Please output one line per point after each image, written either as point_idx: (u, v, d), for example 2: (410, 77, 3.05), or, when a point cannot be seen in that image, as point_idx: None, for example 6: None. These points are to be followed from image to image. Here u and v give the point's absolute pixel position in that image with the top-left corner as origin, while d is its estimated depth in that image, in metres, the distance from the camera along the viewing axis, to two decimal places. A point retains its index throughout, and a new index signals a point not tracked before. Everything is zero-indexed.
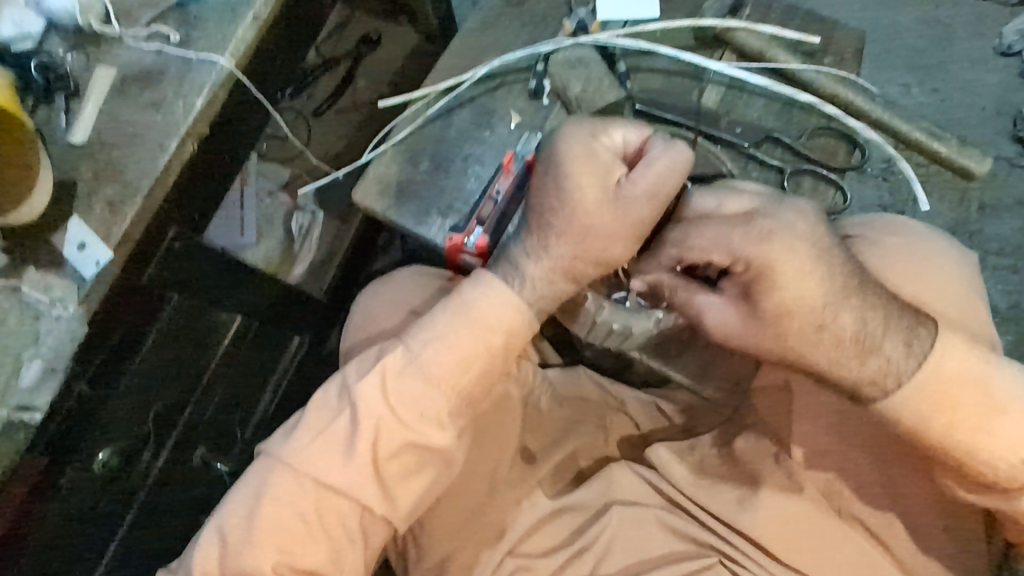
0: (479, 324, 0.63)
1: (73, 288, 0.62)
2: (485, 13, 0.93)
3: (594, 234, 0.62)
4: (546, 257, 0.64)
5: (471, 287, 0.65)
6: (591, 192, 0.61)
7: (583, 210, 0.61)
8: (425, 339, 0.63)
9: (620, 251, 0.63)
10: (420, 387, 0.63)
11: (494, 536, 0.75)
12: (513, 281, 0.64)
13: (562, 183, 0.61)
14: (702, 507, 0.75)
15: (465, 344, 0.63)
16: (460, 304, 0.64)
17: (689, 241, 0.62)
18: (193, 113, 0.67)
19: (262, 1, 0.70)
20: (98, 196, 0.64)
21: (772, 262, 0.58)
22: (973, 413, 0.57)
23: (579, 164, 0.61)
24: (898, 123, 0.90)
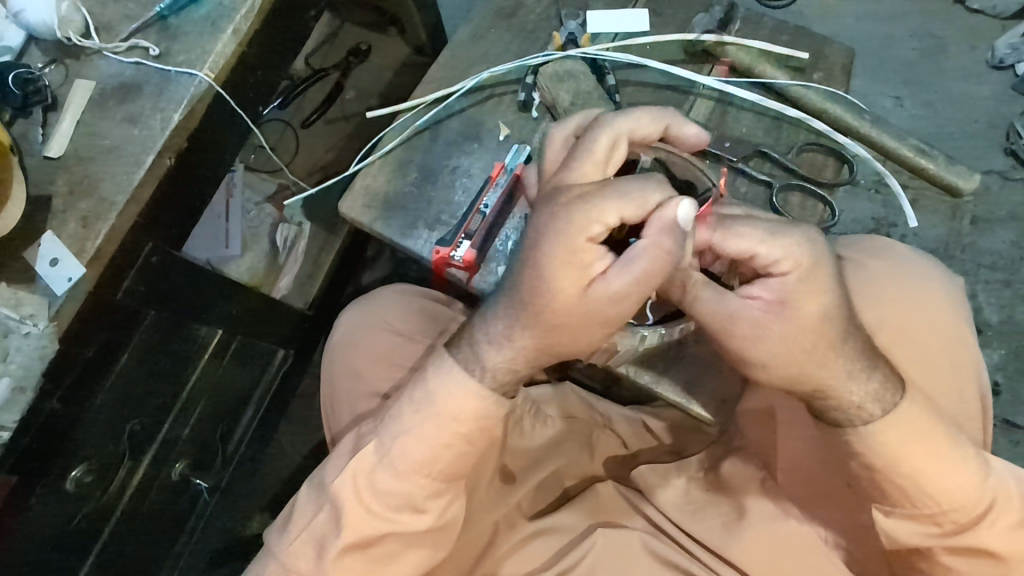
0: (447, 418, 0.59)
1: (44, 303, 0.61)
2: (475, 25, 0.92)
3: (561, 331, 0.56)
4: (506, 347, 0.57)
5: (435, 378, 0.59)
6: (562, 290, 0.54)
7: (552, 306, 0.55)
8: (395, 432, 0.60)
9: (584, 342, 0.57)
10: (393, 480, 0.61)
11: (474, 554, 0.75)
12: (471, 371, 0.58)
13: (536, 274, 0.55)
14: (685, 531, 0.75)
15: (433, 438, 0.59)
16: (427, 396, 0.59)
17: (738, 229, 0.55)
18: (169, 128, 0.66)
19: (243, 15, 0.70)
20: (73, 211, 0.63)
21: (812, 276, 0.55)
22: (932, 458, 0.57)
23: (556, 259, 0.54)
24: (886, 140, 0.88)
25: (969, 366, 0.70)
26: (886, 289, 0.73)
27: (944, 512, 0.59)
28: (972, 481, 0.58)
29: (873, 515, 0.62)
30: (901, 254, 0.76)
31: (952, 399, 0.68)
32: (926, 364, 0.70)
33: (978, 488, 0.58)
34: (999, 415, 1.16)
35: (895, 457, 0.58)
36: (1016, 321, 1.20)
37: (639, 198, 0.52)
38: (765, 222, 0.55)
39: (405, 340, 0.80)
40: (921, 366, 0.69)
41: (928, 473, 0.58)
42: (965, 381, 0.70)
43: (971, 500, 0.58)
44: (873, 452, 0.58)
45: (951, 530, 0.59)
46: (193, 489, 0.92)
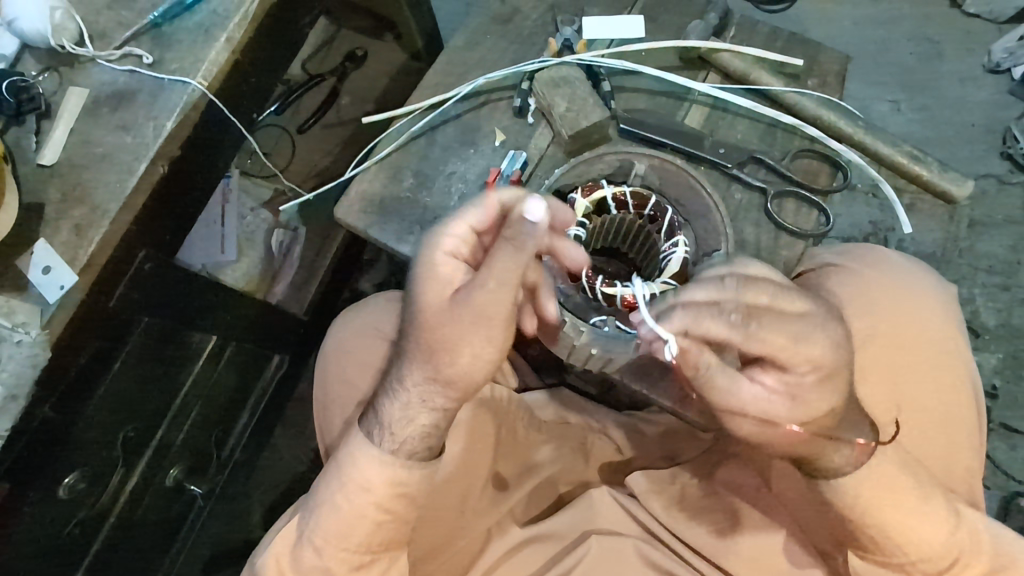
0: (353, 488, 0.59)
1: (36, 311, 0.61)
2: (470, 31, 0.93)
3: (438, 354, 0.56)
4: (400, 392, 0.59)
5: (343, 448, 0.61)
6: (427, 304, 0.56)
7: (425, 330, 0.56)
8: (312, 506, 0.62)
9: (468, 361, 0.56)
10: (312, 556, 0.61)
11: (466, 562, 0.75)
12: (373, 431, 0.60)
13: (409, 301, 0.58)
14: (678, 537, 0.75)
15: (343, 508, 0.59)
16: (335, 469, 0.61)
17: (764, 333, 0.51)
18: (162, 136, 0.66)
19: (236, 23, 0.70)
20: (66, 219, 0.63)
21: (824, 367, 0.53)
22: (904, 509, 0.58)
23: (418, 280, 0.57)
24: (881, 147, 0.88)
25: (959, 376, 0.71)
26: (881, 300, 0.73)
27: (912, 561, 0.60)
28: (941, 530, 0.59)
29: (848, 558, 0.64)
30: (897, 276, 0.75)
31: (936, 412, 0.70)
32: (916, 377, 0.71)
33: (948, 539, 0.59)
34: (997, 419, 1.16)
35: (868, 505, 0.58)
36: (1013, 325, 1.20)
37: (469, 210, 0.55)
38: (793, 326, 0.52)
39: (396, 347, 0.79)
40: (910, 375, 0.71)
41: (898, 525, 0.58)
42: (959, 391, 0.71)
43: (939, 552, 0.59)
44: (844, 504, 0.59)
45: None
46: (186, 495, 0.91)
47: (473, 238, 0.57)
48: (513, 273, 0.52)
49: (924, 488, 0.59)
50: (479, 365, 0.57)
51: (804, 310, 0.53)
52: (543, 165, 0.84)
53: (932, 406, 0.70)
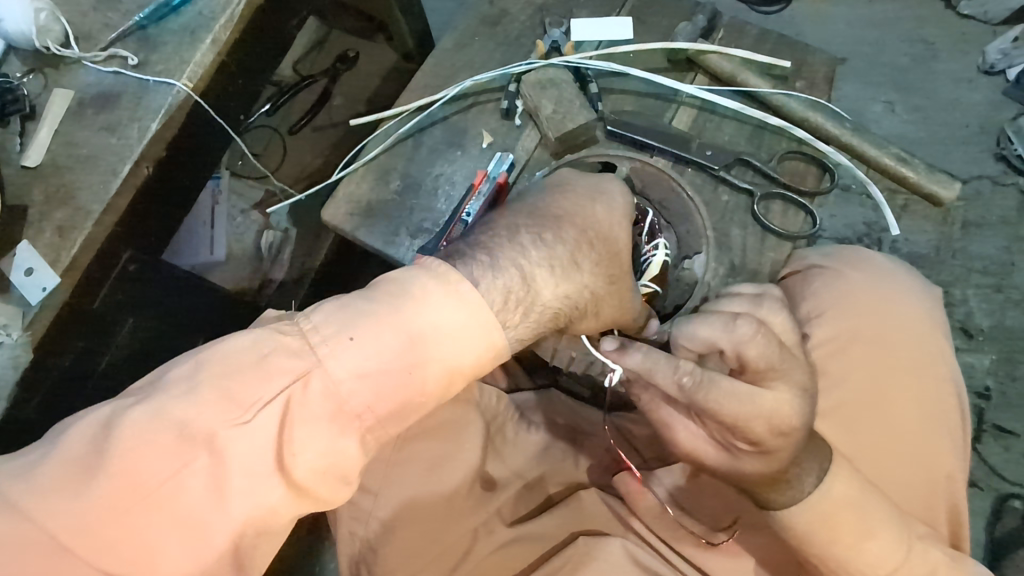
0: (433, 362, 0.48)
1: (18, 313, 0.61)
2: (459, 32, 0.93)
3: (619, 284, 0.60)
4: (571, 281, 0.56)
5: (444, 305, 0.48)
6: (624, 238, 0.61)
7: (622, 262, 0.60)
8: (354, 369, 0.46)
9: (620, 313, 0.62)
10: (330, 430, 0.46)
11: (455, 559, 0.74)
12: (522, 305, 0.53)
13: (612, 228, 0.60)
14: (659, 536, 0.76)
15: (407, 385, 0.48)
16: (416, 333, 0.47)
17: (713, 403, 0.51)
18: (147, 137, 0.66)
19: (221, 25, 0.70)
20: (48, 220, 0.63)
21: (773, 425, 0.52)
22: (852, 535, 0.58)
23: (626, 227, 0.62)
24: (867, 149, 0.87)
25: (940, 382, 0.71)
26: (864, 304, 0.73)
27: None
28: (889, 561, 0.59)
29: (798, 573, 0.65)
30: (881, 283, 0.74)
31: (914, 414, 0.70)
32: (894, 382, 0.70)
33: (897, 567, 0.59)
34: (990, 420, 1.16)
35: (822, 523, 0.57)
36: (1008, 326, 1.20)
37: None
38: (746, 403, 0.51)
39: None
40: (890, 378, 0.71)
41: (847, 552, 0.58)
42: (940, 402, 0.71)
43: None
44: (787, 533, 0.59)
45: None
46: None
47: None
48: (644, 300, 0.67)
49: (871, 524, 0.58)
50: (616, 319, 0.62)
51: (772, 386, 0.53)
52: (529, 168, 0.84)
53: (910, 408, 0.70)
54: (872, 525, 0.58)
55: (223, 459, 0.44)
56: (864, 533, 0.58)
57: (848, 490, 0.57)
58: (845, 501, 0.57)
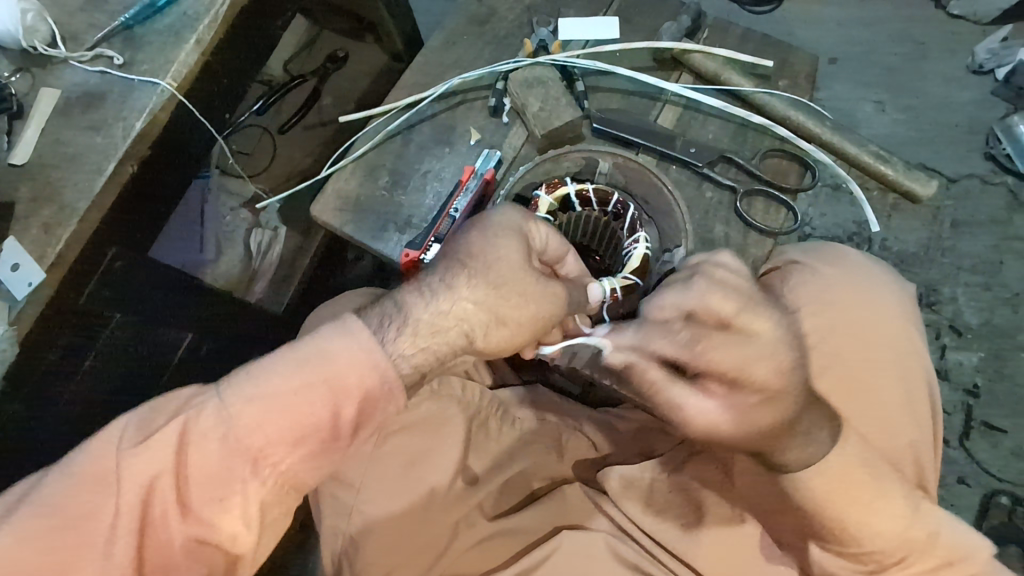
0: (322, 385, 0.51)
1: (4, 309, 0.63)
2: (447, 32, 0.94)
3: (509, 291, 0.58)
4: (444, 302, 0.58)
5: (333, 333, 0.53)
6: (512, 249, 0.59)
7: (503, 267, 0.58)
8: (248, 397, 0.51)
9: (531, 314, 0.59)
10: (224, 456, 0.50)
11: (434, 554, 0.76)
12: (386, 327, 0.56)
13: (485, 238, 0.59)
14: (645, 532, 0.76)
15: (297, 412, 0.51)
16: (308, 360, 0.52)
17: (710, 355, 0.56)
18: (131, 136, 0.67)
19: (205, 25, 0.71)
20: (35, 217, 0.64)
21: (783, 378, 0.57)
22: (867, 497, 0.60)
23: (504, 230, 0.60)
24: (847, 146, 0.88)
25: (915, 364, 0.73)
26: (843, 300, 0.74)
27: (867, 551, 0.62)
28: (899, 523, 0.61)
29: (809, 548, 0.66)
30: (851, 276, 0.76)
31: (897, 398, 0.71)
32: (873, 369, 0.71)
33: (904, 529, 0.61)
34: (978, 417, 1.17)
35: (831, 494, 0.60)
36: (995, 323, 1.21)
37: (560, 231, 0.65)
38: (741, 347, 0.56)
39: None
40: (870, 366, 0.72)
41: (857, 516, 0.61)
42: (915, 383, 0.73)
43: (893, 544, 0.62)
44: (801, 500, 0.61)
45: (875, 566, 0.63)
46: None
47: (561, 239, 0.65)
48: (580, 303, 0.66)
49: (881, 487, 0.61)
50: (532, 326, 0.60)
51: (760, 330, 0.57)
52: (517, 165, 0.86)
53: (892, 392, 0.71)
54: (881, 487, 0.61)
55: (124, 485, 0.49)
56: (877, 496, 0.61)
57: (852, 455, 0.60)
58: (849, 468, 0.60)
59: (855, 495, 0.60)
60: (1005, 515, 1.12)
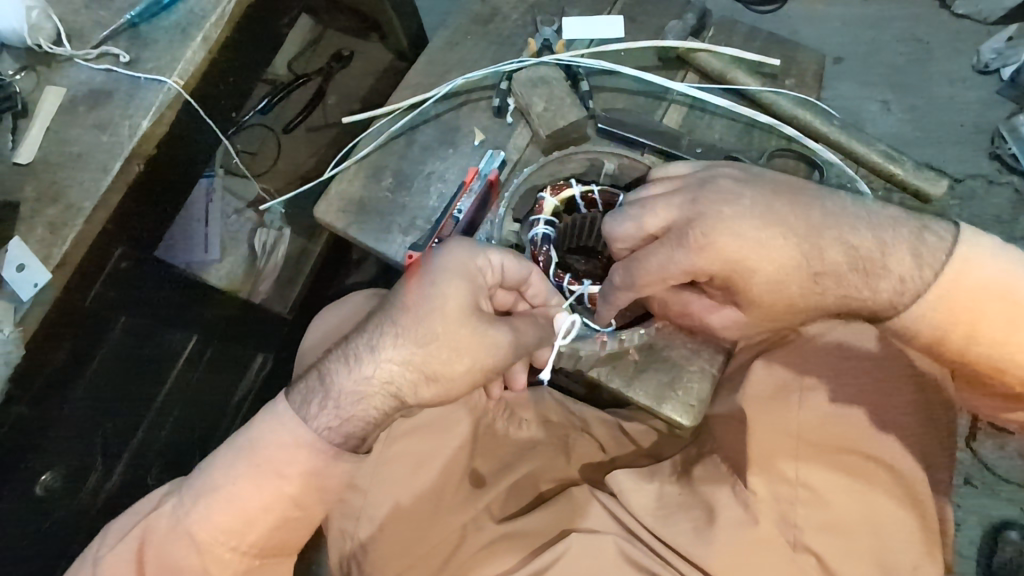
0: (262, 469, 0.58)
1: (10, 310, 0.61)
2: (452, 31, 0.93)
3: (439, 346, 0.58)
4: (371, 366, 0.59)
5: (265, 421, 0.59)
6: (451, 297, 0.59)
7: (437, 319, 0.58)
8: (197, 492, 0.59)
9: (464, 367, 0.59)
10: (187, 550, 0.58)
11: (442, 557, 0.75)
12: (311, 404, 0.59)
13: (423, 288, 0.59)
14: (658, 536, 0.75)
15: (242, 499, 0.58)
16: (244, 450, 0.59)
17: (637, 275, 0.64)
18: (138, 135, 0.67)
19: (213, 23, 0.71)
20: (40, 217, 0.63)
21: (725, 261, 0.61)
22: (996, 316, 0.57)
23: (447, 277, 0.59)
24: (855, 145, 0.85)
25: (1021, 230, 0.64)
26: (780, 221, 0.60)
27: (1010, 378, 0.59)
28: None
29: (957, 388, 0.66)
30: (810, 196, 0.62)
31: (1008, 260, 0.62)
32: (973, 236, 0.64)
33: None
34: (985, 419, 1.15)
35: (950, 319, 0.58)
36: None
37: (521, 259, 0.64)
38: (649, 257, 0.63)
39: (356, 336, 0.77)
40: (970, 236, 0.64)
41: (993, 341, 0.58)
42: None
43: None
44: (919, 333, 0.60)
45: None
46: None
47: (507, 271, 0.63)
48: (529, 342, 0.64)
49: (1016, 307, 0.57)
50: (467, 377, 0.60)
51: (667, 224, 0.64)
52: (521, 166, 0.85)
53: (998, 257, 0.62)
54: (1022, 302, 0.57)
55: None
56: (1005, 318, 0.57)
57: (968, 279, 0.57)
58: (979, 290, 0.57)
59: (982, 326, 0.58)
60: (1009, 517, 1.11)
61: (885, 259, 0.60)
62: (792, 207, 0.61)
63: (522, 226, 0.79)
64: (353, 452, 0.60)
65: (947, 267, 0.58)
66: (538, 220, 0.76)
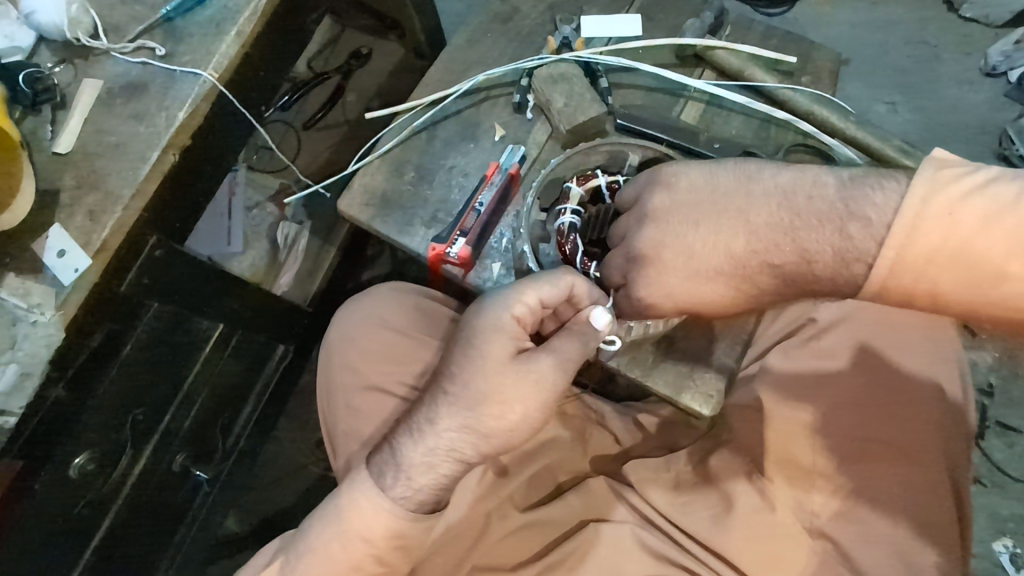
0: (348, 530, 0.66)
1: (52, 293, 0.62)
2: (473, 28, 0.95)
3: (490, 405, 0.62)
4: (433, 438, 0.65)
5: (347, 491, 0.67)
6: (492, 356, 0.62)
7: (482, 382, 0.62)
8: (300, 553, 0.68)
9: (516, 417, 0.62)
10: None
11: (467, 543, 0.78)
12: (386, 475, 0.66)
13: (468, 353, 0.64)
14: (677, 525, 0.75)
15: (337, 558, 0.66)
16: (331, 517, 0.67)
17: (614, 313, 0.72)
18: (174, 125, 0.68)
19: (246, 18, 0.73)
20: (80, 205, 0.65)
21: (677, 301, 0.66)
22: (952, 276, 0.52)
23: (485, 336, 0.63)
24: (871, 141, 0.85)
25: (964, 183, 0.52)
26: (708, 267, 0.64)
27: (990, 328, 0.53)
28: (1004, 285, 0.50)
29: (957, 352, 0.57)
30: (742, 217, 0.62)
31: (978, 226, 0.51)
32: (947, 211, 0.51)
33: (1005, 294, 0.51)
34: (993, 417, 1.15)
35: (906, 293, 0.54)
36: None
37: (552, 279, 0.62)
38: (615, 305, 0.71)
39: (402, 336, 0.86)
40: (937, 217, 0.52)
41: (953, 295, 0.53)
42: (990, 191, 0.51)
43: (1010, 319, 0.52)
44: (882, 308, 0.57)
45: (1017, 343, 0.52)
46: (192, 481, 0.94)
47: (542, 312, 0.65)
48: (577, 360, 0.63)
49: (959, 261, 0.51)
50: (523, 424, 0.63)
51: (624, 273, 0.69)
52: (541, 160, 0.86)
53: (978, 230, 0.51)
54: (982, 259, 0.50)
55: None
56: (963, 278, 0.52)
57: (915, 253, 0.52)
58: (932, 254, 0.52)
59: (943, 287, 0.52)
60: (1018, 515, 1.11)
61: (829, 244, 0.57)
62: (712, 250, 0.63)
63: (548, 216, 0.79)
64: (428, 511, 0.67)
65: (881, 252, 0.54)
66: (565, 209, 0.77)
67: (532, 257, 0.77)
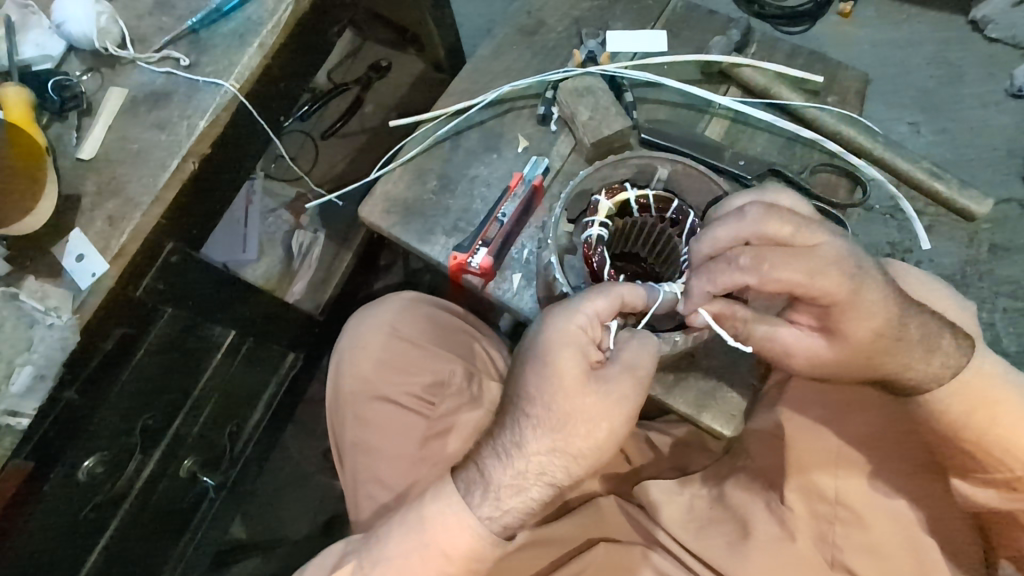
0: (433, 545, 0.64)
1: (69, 297, 0.63)
2: (497, 42, 0.95)
3: (576, 422, 0.60)
4: (521, 460, 0.61)
5: (432, 501, 0.64)
6: (572, 370, 0.59)
7: (567, 398, 0.60)
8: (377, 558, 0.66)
9: (604, 434, 0.60)
10: None
11: None
12: (473, 493, 0.63)
13: (546, 367, 0.60)
14: (687, 548, 0.73)
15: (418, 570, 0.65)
16: (416, 525, 0.64)
17: (776, 272, 0.56)
18: (195, 134, 0.70)
19: (269, 30, 0.74)
20: (100, 210, 0.66)
21: (856, 285, 0.57)
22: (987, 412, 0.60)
23: (562, 350, 0.60)
24: (898, 162, 0.87)
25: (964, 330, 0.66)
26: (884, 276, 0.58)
27: None
28: None
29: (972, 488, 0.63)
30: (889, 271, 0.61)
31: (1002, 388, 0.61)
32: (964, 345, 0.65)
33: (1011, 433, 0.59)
34: None
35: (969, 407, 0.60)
36: None
37: (612, 287, 0.60)
38: (792, 259, 0.56)
39: (414, 347, 0.85)
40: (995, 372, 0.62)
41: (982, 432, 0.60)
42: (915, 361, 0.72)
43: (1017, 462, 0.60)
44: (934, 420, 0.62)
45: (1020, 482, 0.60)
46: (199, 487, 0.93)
47: (607, 326, 0.63)
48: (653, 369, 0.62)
49: None
50: (610, 443, 0.61)
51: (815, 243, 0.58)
52: (563, 173, 0.86)
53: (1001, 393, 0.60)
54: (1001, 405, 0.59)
55: None
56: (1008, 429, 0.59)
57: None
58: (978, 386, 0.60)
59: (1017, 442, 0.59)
60: None
61: (939, 339, 0.60)
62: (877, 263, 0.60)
63: (575, 227, 0.76)
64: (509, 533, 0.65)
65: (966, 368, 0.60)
66: (592, 221, 0.73)
67: (559, 269, 0.73)
